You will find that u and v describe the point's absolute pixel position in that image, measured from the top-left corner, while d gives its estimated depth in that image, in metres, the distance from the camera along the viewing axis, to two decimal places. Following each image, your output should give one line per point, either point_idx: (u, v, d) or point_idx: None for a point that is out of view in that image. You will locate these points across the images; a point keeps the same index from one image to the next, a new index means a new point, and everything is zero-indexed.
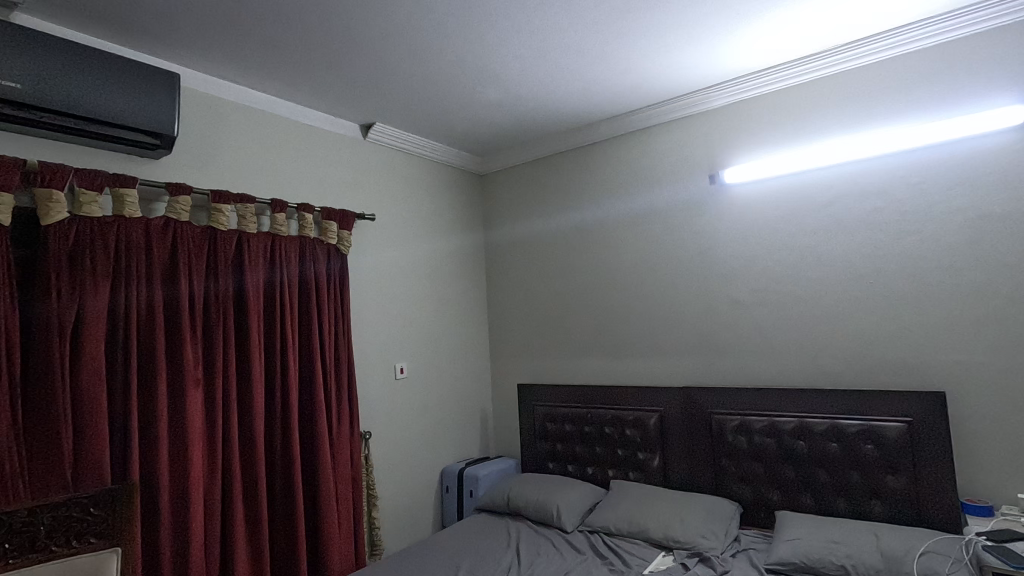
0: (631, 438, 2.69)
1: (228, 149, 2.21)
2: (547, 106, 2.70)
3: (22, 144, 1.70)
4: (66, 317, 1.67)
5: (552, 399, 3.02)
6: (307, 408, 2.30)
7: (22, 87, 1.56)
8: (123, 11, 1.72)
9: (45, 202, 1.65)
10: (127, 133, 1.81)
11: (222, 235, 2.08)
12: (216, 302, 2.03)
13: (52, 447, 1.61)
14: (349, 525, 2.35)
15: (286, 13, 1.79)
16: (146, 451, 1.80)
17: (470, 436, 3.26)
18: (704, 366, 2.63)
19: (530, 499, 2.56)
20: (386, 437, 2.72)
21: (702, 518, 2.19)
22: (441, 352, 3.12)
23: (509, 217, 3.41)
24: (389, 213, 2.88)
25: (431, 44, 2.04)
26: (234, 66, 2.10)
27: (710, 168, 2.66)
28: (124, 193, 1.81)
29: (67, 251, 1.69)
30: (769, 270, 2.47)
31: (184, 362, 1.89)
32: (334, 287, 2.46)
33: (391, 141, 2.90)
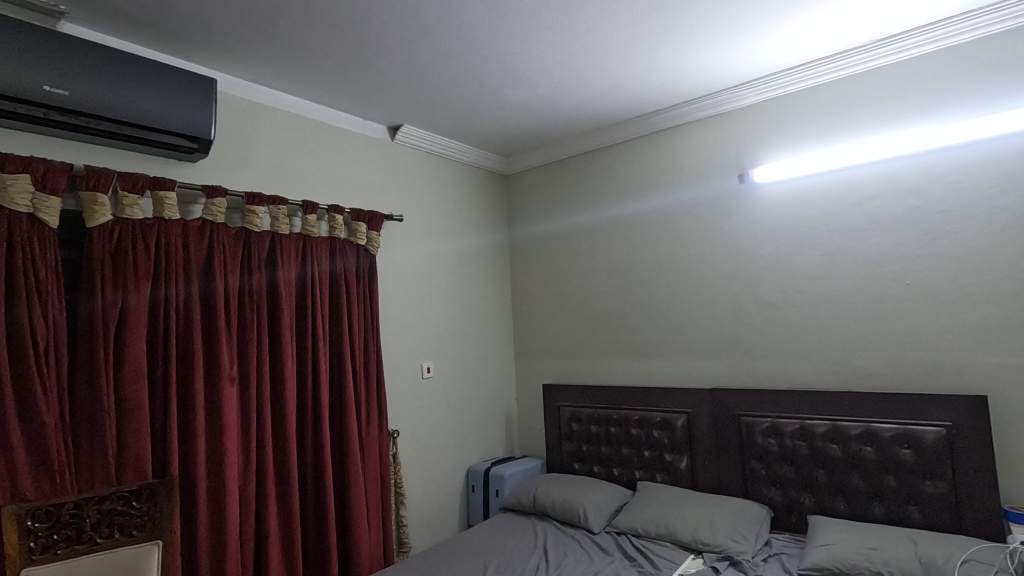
0: (658, 439, 2.67)
1: (261, 152, 2.25)
2: (573, 106, 2.69)
3: (69, 148, 1.76)
4: (110, 315, 1.72)
5: (577, 400, 3.02)
6: (337, 406, 2.33)
7: (69, 94, 1.62)
8: (163, 18, 1.77)
9: (91, 205, 1.71)
10: (167, 137, 1.86)
11: (256, 236, 2.12)
12: (250, 302, 2.07)
13: (97, 441, 1.67)
14: (378, 522, 2.38)
15: (320, 18, 1.82)
16: (185, 446, 1.85)
17: (495, 436, 3.27)
18: (732, 368, 2.60)
19: (556, 499, 2.56)
20: (413, 436, 2.75)
21: (731, 521, 2.17)
22: (467, 351, 3.13)
23: (534, 217, 3.41)
24: (416, 213, 2.90)
25: (460, 46, 2.06)
26: (267, 71, 2.15)
27: (739, 167, 2.62)
28: (164, 196, 1.86)
29: (110, 251, 1.75)
30: (801, 269, 2.43)
31: (220, 360, 1.94)
32: (363, 287, 2.49)
33: (418, 142, 2.92)
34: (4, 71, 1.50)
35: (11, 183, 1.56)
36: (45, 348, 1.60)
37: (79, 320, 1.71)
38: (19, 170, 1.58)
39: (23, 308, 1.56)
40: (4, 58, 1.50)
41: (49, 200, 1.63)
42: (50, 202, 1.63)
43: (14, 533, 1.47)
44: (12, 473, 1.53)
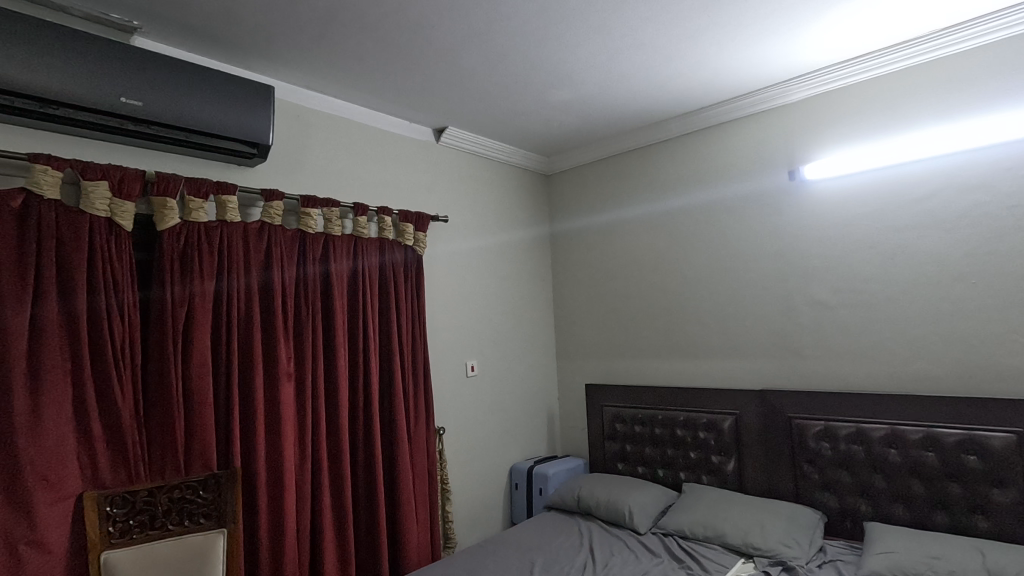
0: (705, 440, 2.63)
1: (315, 156, 2.33)
2: (618, 104, 2.68)
3: (141, 156, 1.87)
4: (178, 312, 1.81)
5: (621, 400, 3.00)
6: (387, 401, 2.39)
7: (144, 104, 1.71)
8: (226, 30, 1.85)
9: (161, 210, 1.81)
10: (229, 144, 1.95)
11: (310, 238, 2.19)
12: (305, 300, 2.15)
13: (168, 432, 1.76)
14: (426, 516, 2.43)
15: (372, 24, 1.86)
16: (246, 439, 1.93)
17: (537, 434, 3.28)
18: (782, 369, 2.54)
19: (601, 499, 2.56)
20: (458, 433, 2.79)
21: (783, 526, 2.12)
22: (510, 350, 3.16)
23: (576, 217, 3.41)
24: (460, 214, 2.94)
25: (507, 48, 2.08)
26: (320, 77, 2.22)
27: (789, 164, 2.56)
28: (227, 200, 1.95)
29: (179, 252, 1.84)
30: (856, 268, 2.35)
31: (278, 357, 2.02)
32: (411, 286, 2.54)
33: (462, 144, 2.96)
34: (85, 85, 1.60)
35: (91, 189, 1.66)
36: (121, 344, 1.71)
37: (150, 306, 1.81)
38: (99, 177, 1.68)
39: (102, 295, 1.68)
40: (85, 73, 1.61)
41: (125, 205, 1.73)
42: (126, 206, 1.73)
43: (95, 517, 1.58)
44: (92, 461, 1.63)
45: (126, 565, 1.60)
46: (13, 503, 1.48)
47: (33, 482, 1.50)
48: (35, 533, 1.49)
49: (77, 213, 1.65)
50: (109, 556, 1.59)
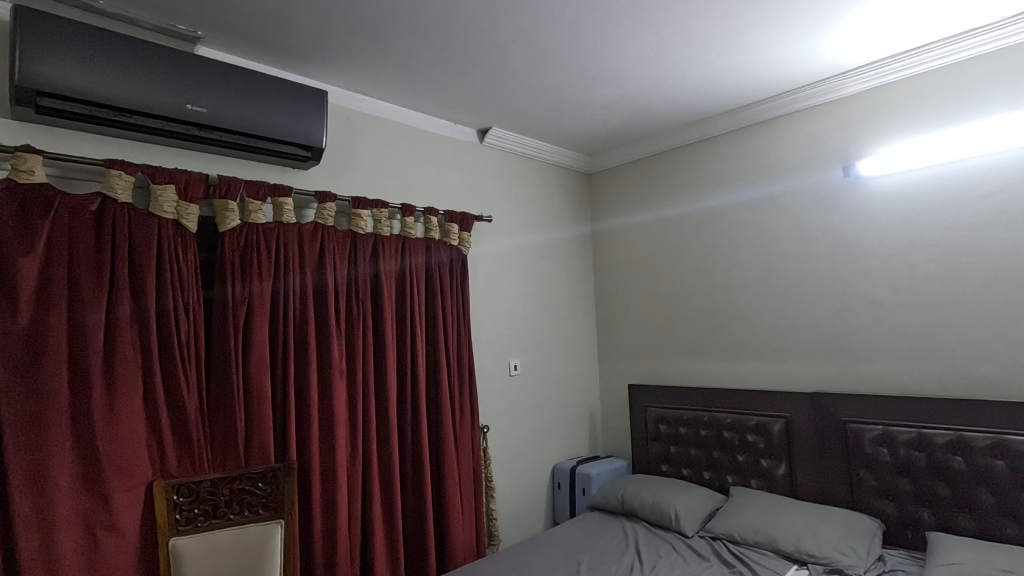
0: (753, 444, 2.58)
1: (364, 158, 2.38)
2: (664, 101, 2.65)
3: (203, 160, 1.95)
4: (239, 311, 1.89)
5: (665, 400, 2.97)
6: (433, 399, 2.42)
7: (208, 111, 1.79)
8: (282, 38, 1.92)
9: (223, 212, 1.88)
10: (285, 147, 2.01)
11: (361, 238, 2.24)
12: (356, 299, 2.20)
13: (230, 426, 1.84)
14: (471, 513, 2.45)
15: (422, 27, 1.89)
16: (301, 434, 2.00)
17: (579, 434, 3.28)
18: (836, 371, 2.47)
19: (646, 501, 2.53)
20: (502, 432, 2.81)
21: (839, 533, 2.06)
22: (552, 349, 3.16)
23: (618, 215, 3.39)
24: (504, 214, 2.96)
25: (553, 48, 2.08)
26: (369, 81, 2.27)
27: (843, 159, 2.48)
28: (283, 202, 2.02)
29: (239, 253, 1.91)
30: (915, 267, 2.26)
31: (331, 355, 2.08)
32: (457, 286, 2.57)
33: (506, 144, 2.98)
34: (154, 94, 1.68)
35: (160, 193, 1.74)
36: (187, 341, 1.79)
37: (213, 305, 1.89)
38: (167, 181, 1.76)
39: (170, 294, 1.76)
40: (155, 82, 1.69)
41: (190, 208, 1.81)
42: (191, 209, 1.81)
43: (164, 506, 1.67)
44: (161, 452, 1.72)
45: (192, 552, 1.67)
46: (92, 490, 1.57)
47: (110, 471, 1.58)
48: (111, 518, 1.57)
49: (147, 215, 1.74)
50: (176, 543, 1.67)
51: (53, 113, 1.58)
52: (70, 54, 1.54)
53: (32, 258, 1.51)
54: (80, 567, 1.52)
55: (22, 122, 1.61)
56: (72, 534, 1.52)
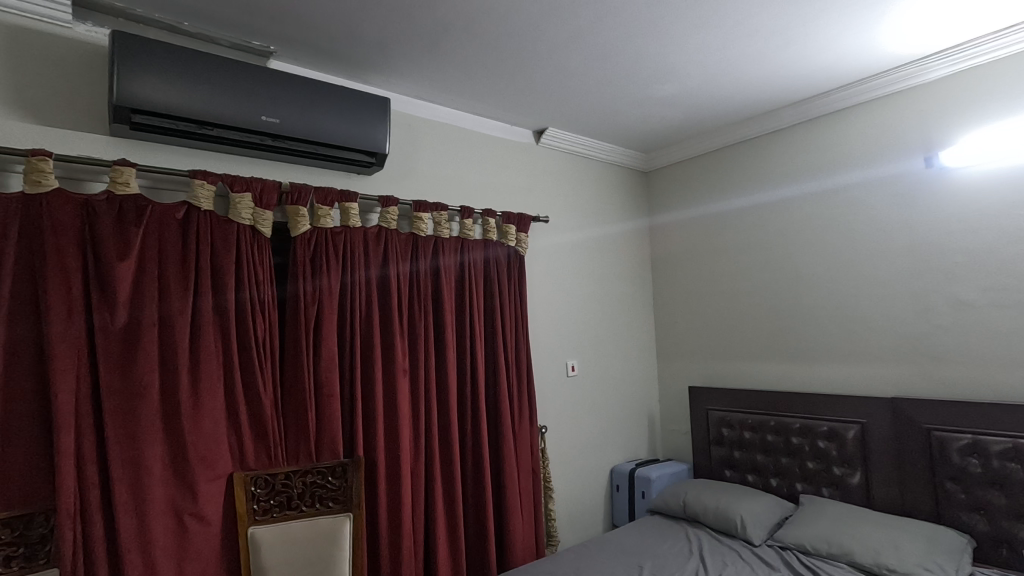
0: (825, 450, 2.46)
1: (424, 162, 2.44)
2: (725, 95, 2.57)
3: (276, 168, 2.05)
4: (310, 311, 1.97)
5: (728, 404, 2.88)
6: (491, 398, 2.45)
7: (281, 122, 1.88)
8: (347, 48, 1.99)
9: (295, 217, 1.97)
10: (351, 154, 2.08)
11: (422, 240, 2.30)
12: (418, 300, 2.25)
13: (302, 422, 1.92)
14: (531, 512, 2.46)
15: (481, 31, 1.91)
16: (367, 431, 2.06)
17: (638, 436, 3.23)
18: (917, 375, 2.32)
19: (709, 506, 2.46)
20: (560, 432, 2.81)
21: (922, 547, 1.93)
22: (609, 350, 3.12)
23: (677, 213, 3.31)
24: (560, 214, 2.95)
25: (612, 46, 2.06)
26: (430, 86, 2.32)
27: (924, 148, 2.33)
28: (349, 207, 2.09)
29: (309, 256, 2.00)
30: (1009, 264, 2.10)
31: (395, 354, 2.14)
32: (514, 287, 2.59)
33: (562, 144, 2.98)
34: (232, 107, 1.78)
35: (238, 200, 1.85)
36: (263, 341, 1.88)
37: (286, 303, 1.98)
38: (244, 189, 1.87)
39: (248, 294, 1.86)
40: (233, 96, 1.79)
41: (265, 214, 1.91)
42: (266, 215, 1.91)
43: (243, 496, 1.77)
44: (240, 445, 1.82)
45: (268, 541, 1.76)
46: (180, 479, 1.68)
47: (195, 462, 1.69)
48: (197, 506, 1.68)
49: (226, 222, 1.84)
50: (253, 532, 1.76)
51: (145, 128, 1.71)
52: (159, 73, 1.65)
53: (127, 262, 1.64)
54: (170, 550, 1.63)
55: (118, 138, 1.75)
56: (164, 519, 1.64)
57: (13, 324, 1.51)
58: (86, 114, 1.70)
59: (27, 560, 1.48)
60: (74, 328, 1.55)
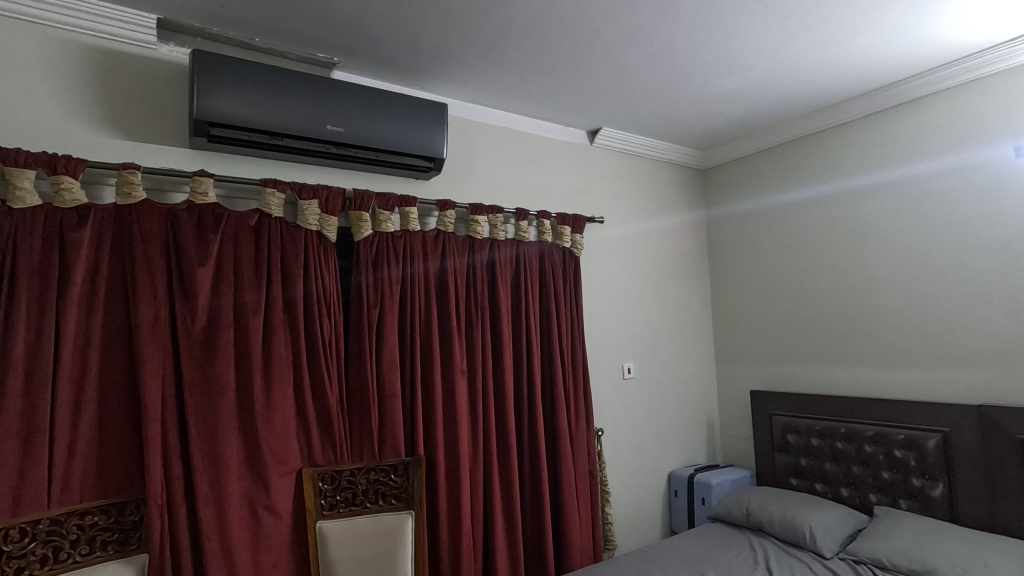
0: (903, 460, 2.32)
1: (480, 165, 2.46)
2: (789, 88, 2.47)
3: (340, 176, 2.12)
4: (372, 314, 2.03)
5: (794, 409, 2.77)
6: (547, 401, 2.44)
7: (345, 130, 1.94)
8: (407, 56, 2.03)
9: (358, 222, 2.04)
10: (411, 160, 2.13)
11: (478, 243, 2.32)
12: (475, 302, 2.28)
13: (366, 421, 1.99)
14: (588, 515, 2.44)
15: (538, 34, 1.92)
16: (427, 431, 2.10)
17: (697, 441, 3.15)
18: (1007, 381, 2.15)
19: (775, 516, 2.37)
20: (616, 435, 2.78)
21: (1017, 568, 1.79)
22: (667, 353, 3.06)
23: (737, 212, 3.21)
24: (615, 214, 2.92)
25: (670, 43, 2.02)
26: (486, 91, 2.34)
27: (1015, 136, 2.17)
28: (409, 212, 2.14)
29: (371, 260, 2.06)
30: None
31: (453, 355, 2.17)
32: (570, 289, 2.58)
33: (617, 144, 2.94)
34: (300, 118, 1.86)
35: (306, 207, 1.92)
36: (329, 342, 1.95)
37: (350, 307, 2.05)
38: (311, 197, 1.94)
39: (314, 287, 1.94)
40: (302, 107, 1.86)
41: (331, 220, 1.98)
42: (331, 221, 1.98)
43: (311, 491, 1.84)
44: (309, 443, 1.89)
45: (335, 536, 1.82)
46: (255, 475, 1.77)
47: (268, 457, 1.77)
48: (270, 500, 1.76)
49: (295, 228, 1.93)
50: (321, 526, 1.83)
51: (221, 140, 1.80)
52: (234, 88, 1.75)
53: (206, 267, 1.73)
54: (246, 541, 1.72)
55: (197, 151, 1.86)
56: (240, 511, 1.72)
57: (108, 326, 1.63)
58: (168, 128, 1.82)
59: (120, 545, 1.59)
60: (160, 330, 1.65)
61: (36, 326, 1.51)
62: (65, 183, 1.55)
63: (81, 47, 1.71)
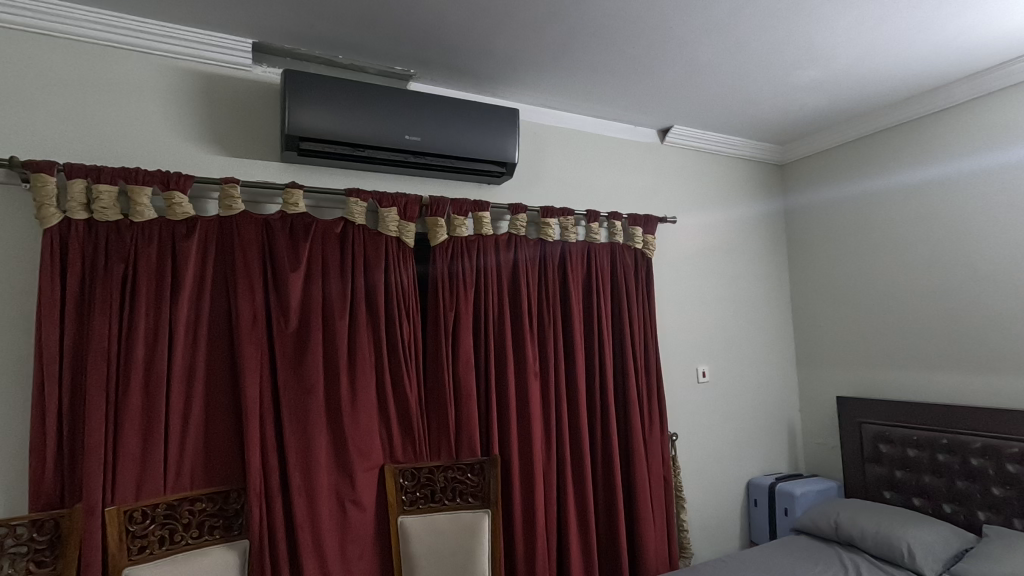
0: (1016, 475, 2.12)
1: (550, 169, 2.48)
2: (879, 75, 2.32)
3: (417, 183, 2.20)
4: (448, 317, 2.09)
5: (887, 417, 2.60)
6: (620, 404, 2.42)
7: (422, 139, 2.01)
8: (481, 64, 2.09)
9: (434, 228, 2.11)
10: (485, 165, 2.18)
11: (549, 246, 2.34)
12: (547, 305, 2.29)
13: (443, 420, 2.05)
14: (663, 522, 2.40)
15: (611, 35, 1.91)
16: (501, 431, 2.14)
17: (777, 448, 3.01)
18: None
19: (868, 531, 2.23)
20: (691, 440, 2.71)
21: None
22: (743, 356, 2.95)
23: (818, 209, 3.05)
24: (688, 213, 2.85)
25: (748, 36, 1.96)
26: (556, 94, 2.36)
27: None
28: (482, 216, 2.19)
29: (447, 265, 2.12)
30: None
31: (526, 357, 2.20)
32: (642, 291, 2.54)
33: (689, 142, 2.87)
34: (380, 129, 1.94)
35: (386, 215, 2.01)
36: (408, 344, 2.03)
37: (427, 311, 2.12)
38: (391, 204, 2.03)
39: (393, 285, 2.02)
40: (382, 118, 1.95)
41: (409, 226, 2.06)
42: (409, 227, 2.06)
43: (393, 486, 1.91)
44: (390, 440, 1.97)
45: (417, 531, 1.88)
46: (342, 468, 1.86)
47: (354, 453, 1.87)
48: (356, 494, 1.85)
49: (376, 234, 2.02)
50: (403, 520, 1.89)
51: (309, 153, 1.92)
52: (321, 103, 1.85)
53: (298, 273, 1.85)
54: (335, 533, 1.82)
55: (288, 164, 1.99)
56: (329, 504, 1.82)
57: (214, 328, 1.78)
58: (263, 144, 1.95)
59: (225, 530, 1.72)
60: (258, 331, 1.78)
61: (154, 328, 1.67)
62: (176, 199, 1.70)
63: (186, 73, 1.87)
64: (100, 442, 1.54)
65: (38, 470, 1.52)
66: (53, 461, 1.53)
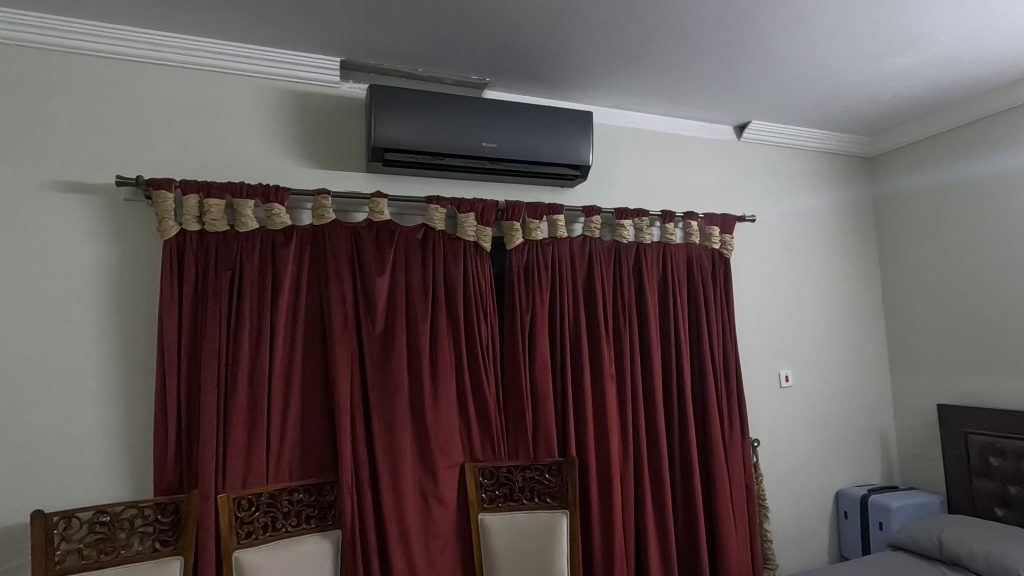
0: None
1: (623, 169, 2.47)
2: (984, 57, 2.15)
3: (493, 188, 2.26)
4: (525, 319, 2.13)
5: (997, 427, 2.39)
6: (699, 407, 2.36)
7: (497, 145, 2.06)
8: (554, 70, 2.11)
9: (510, 232, 2.15)
10: (559, 169, 2.20)
11: (624, 247, 2.32)
12: (622, 307, 2.28)
13: (521, 420, 2.09)
14: (745, 529, 2.32)
15: (686, 33, 1.89)
16: (578, 433, 2.15)
17: (869, 457, 2.84)
18: None
19: (977, 550, 2.06)
20: (774, 447, 2.60)
21: None
22: (829, 360, 2.81)
23: (912, 203, 2.85)
24: (767, 211, 2.75)
25: (834, 25, 1.87)
26: (628, 95, 2.35)
27: None
28: (556, 219, 2.21)
29: (524, 268, 2.16)
30: None
31: (601, 359, 2.19)
32: (720, 292, 2.47)
33: (768, 137, 2.77)
34: (458, 136, 2.01)
35: (465, 220, 2.07)
36: (486, 345, 2.07)
37: (504, 313, 2.16)
38: (469, 209, 2.09)
39: (471, 288, 2.07)
40: (459, 126, 2.01)
41: (486, 231, 2.11)
42: (486, 231, 2.11)
43: (474, 483, 1.96)
44: (469, 438, 2.03)
45: (497, 529, 1.91)
46: (425, 465, 1.94)
47: (435, 449, 1.94)
48: (439, 490, 1.92)
49: (455, 239, 2.09)
50: (483, 517, 1.93)
51: (392, 164, 2.01)
52: (403, 114, 1.94)
53: (384, 278, 1.95)
54: (420, 527, 1.89)
55: (372, 174, 2.09)
56: (414, 498, 1.90)
57: (309, 329, 1.89)
58: (349, 156, 2.07)
59: (320, 520, 1.82)
60: (348, 332, 1.88)
61: (257, 329, 1.80)
62: (276, 210, 1.83)
63: (281, 92, 2.02)
64: (212, 434, 1.69)
65: (161, 459, 1.68)
66: (173, 450, 1.69)
